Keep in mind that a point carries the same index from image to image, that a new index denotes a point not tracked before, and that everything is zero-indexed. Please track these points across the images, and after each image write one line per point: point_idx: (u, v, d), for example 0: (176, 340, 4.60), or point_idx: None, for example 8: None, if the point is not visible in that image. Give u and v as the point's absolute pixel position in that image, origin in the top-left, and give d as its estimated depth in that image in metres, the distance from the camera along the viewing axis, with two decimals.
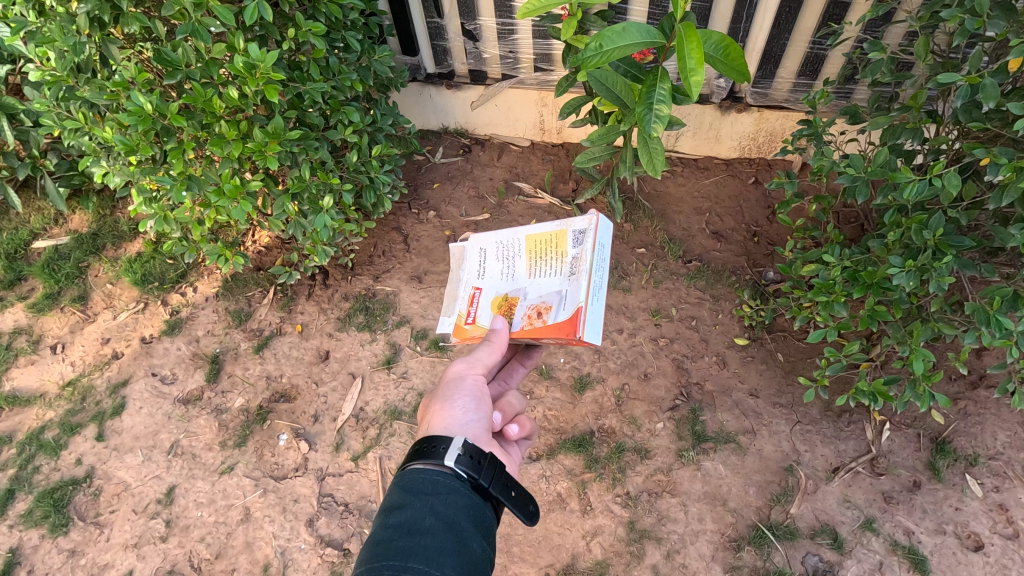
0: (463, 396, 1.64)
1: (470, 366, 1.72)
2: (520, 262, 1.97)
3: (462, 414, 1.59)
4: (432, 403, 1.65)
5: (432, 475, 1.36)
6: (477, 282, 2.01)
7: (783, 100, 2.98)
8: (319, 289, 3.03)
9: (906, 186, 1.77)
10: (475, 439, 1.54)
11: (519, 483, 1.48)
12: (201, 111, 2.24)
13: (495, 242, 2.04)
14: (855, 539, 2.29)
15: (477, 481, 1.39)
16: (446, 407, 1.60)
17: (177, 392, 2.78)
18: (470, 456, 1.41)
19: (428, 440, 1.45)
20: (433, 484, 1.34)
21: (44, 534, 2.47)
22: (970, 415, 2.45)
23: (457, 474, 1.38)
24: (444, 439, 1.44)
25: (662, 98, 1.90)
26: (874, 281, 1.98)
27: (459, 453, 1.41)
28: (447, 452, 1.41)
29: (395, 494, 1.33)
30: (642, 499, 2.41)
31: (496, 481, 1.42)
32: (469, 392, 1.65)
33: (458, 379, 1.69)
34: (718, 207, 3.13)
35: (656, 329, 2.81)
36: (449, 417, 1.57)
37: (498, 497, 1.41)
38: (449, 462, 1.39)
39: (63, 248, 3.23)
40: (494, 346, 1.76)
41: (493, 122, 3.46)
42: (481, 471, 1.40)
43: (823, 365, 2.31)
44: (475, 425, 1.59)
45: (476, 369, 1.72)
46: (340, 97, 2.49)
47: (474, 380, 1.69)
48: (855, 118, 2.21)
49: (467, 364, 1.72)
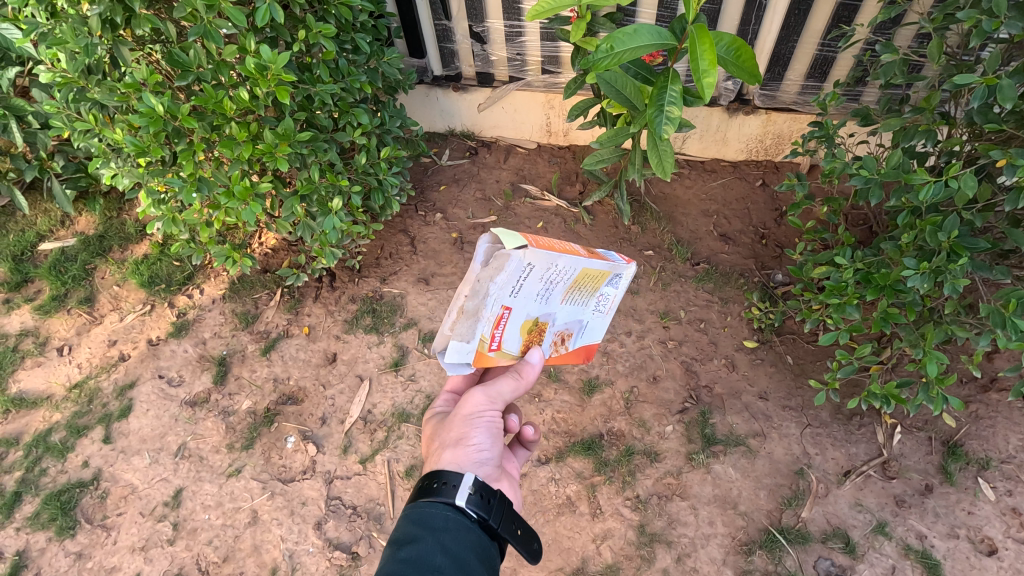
0: (478, 432, 1.60)
1: (489, 401, 1.63)
2: (564, 287, 1.48)
3: (476, 452, 1.57)
4: (447, 435, 1.62)
5: (442, 511, 1.36)
6: (510, 303, 1.39)
7: (791, 102, 2.98)
8: (326, 291, 3.02)
9: (922, 188, 1.77)
10: (487, 479, 1.54)
11: (525, 521, 1.48)
12: (211, 113, 2.24)
13: (547, 262, 1.37)
14: (867, 543, 2.28)
15: (485, 522, 1.38)
16: (461, 444, 1.57)
17: (184, 393, 2.78)
18: (480, 495, 1.40)
19: (439, 475, 1.43)
20: (443, 520, 1.34)
21: (51, 537, 2.46)
22: (981, 418, 2.44)
23: (468, 513, 1.37)
24: (454, 475, 1.42)
25: (673, 100, 1.89)
26: (887, 283, 1.98)
27: (469, 492, 1.39)
28: (457, 490, 1.39)
29: (404, 526, 1.33)
30: (652, 502, 2.40)
31: (504, 521, 1.42)
32: (485, 429, 1.62)
33: (474, 415, 1.62)
34: (726, 209, 3.13)
35: (665, 332, 2.80)
36: (464, 455, 1.55)
37: (504, 537, 1.41)
38: (459, 501, 1.38)
39: (70, 249, 3.22)
40: (518, 385, 1.62)
41: (500, 124, 3.46)
42: (490, 512, 1.39)
43: (834, 368, 2.30)
44: (488, 463, 1.58)
45: (495, 405, 1.64)
46: (349, 99, 2.49)
47: (491, 417, 1.64)
48: (867, 121, 2.21)
49: (486, 400, 1.63)
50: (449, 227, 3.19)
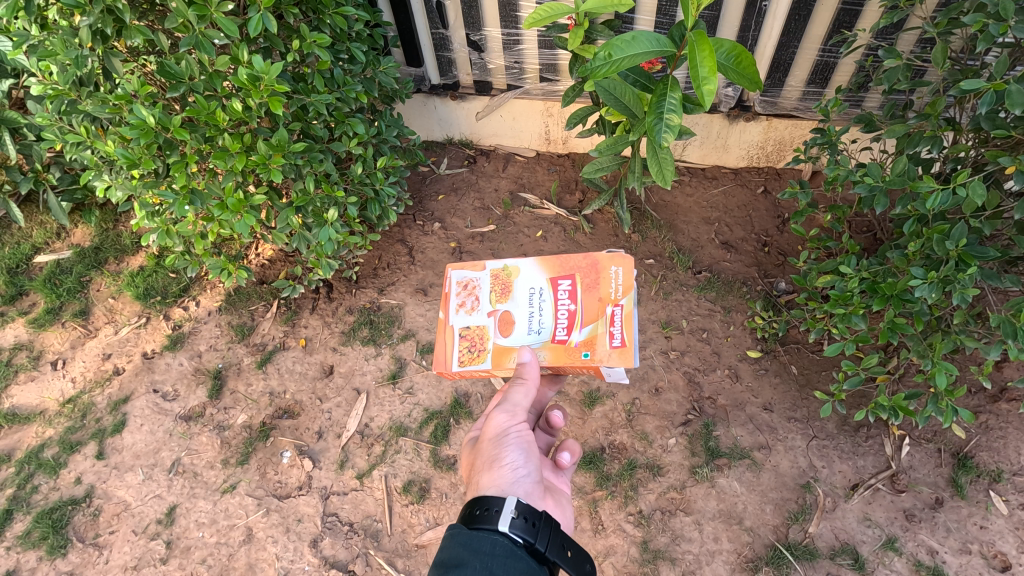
0: (510, 450, 1.60)
1: (511, 416, 1.67)
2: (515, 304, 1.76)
3: (512, 471, 1.56)
4: (481, 460, 1.61)
5: (488, 536, 1.33)
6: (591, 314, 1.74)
7: (792, 108, 2.93)
8: (323, 302, 2.98)
9: (929, 196, 1.74)
10: (528, 496, 1.52)
11: (576, 543, 1.43)
12: (204, 124, 2.22)
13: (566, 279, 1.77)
14: (877, 559, 2.23)
15: (532, 546, 1.35)
16: (496, 465, 1.57)
17: (178, 408, 2.73)
18: (525, 519, 1.37)
19: (483, 501, 1.41)
20: (491, 545, 1.32)
21: (42, 556, 2.42)
22: (992, 430, 2.38)
23: (514, 539, 1.35)
24: (496, 501, 1.41)
25: (673, 107, 1.86)
26: (893, 293, 1.92)
27: (513, 517, 1.37)
28: (500, 516, 1.37)
29: (451, 548, 1.31)
30: (655, 518, 2.35)
31: (553, 544, 1.38)
32: (517, 446, 1.62)
33: (503, 433, 1.64)
34: (728, 216, 3.09)
35: (667, 342, 2.75)
36: (502, 476, 1.54)
37: (554, 561, 1.37)
38: (504, 526, 1.35)
39: (66, 262, 3.19)
40: (529, 388, 1.66)
41: (499, 132, 3.44)
42: (537, 535, 1.36)
43: (839, 379, 2.25)
44: (526, 480, 1.57)
45: (519, 419, 1.67)
46: (344, 109, 2.47)
47: (520, 433, 1.65)
48: (870, 127, 2.17)
49: (508, 414, 1.67)
50: (448, 237, 3.15)
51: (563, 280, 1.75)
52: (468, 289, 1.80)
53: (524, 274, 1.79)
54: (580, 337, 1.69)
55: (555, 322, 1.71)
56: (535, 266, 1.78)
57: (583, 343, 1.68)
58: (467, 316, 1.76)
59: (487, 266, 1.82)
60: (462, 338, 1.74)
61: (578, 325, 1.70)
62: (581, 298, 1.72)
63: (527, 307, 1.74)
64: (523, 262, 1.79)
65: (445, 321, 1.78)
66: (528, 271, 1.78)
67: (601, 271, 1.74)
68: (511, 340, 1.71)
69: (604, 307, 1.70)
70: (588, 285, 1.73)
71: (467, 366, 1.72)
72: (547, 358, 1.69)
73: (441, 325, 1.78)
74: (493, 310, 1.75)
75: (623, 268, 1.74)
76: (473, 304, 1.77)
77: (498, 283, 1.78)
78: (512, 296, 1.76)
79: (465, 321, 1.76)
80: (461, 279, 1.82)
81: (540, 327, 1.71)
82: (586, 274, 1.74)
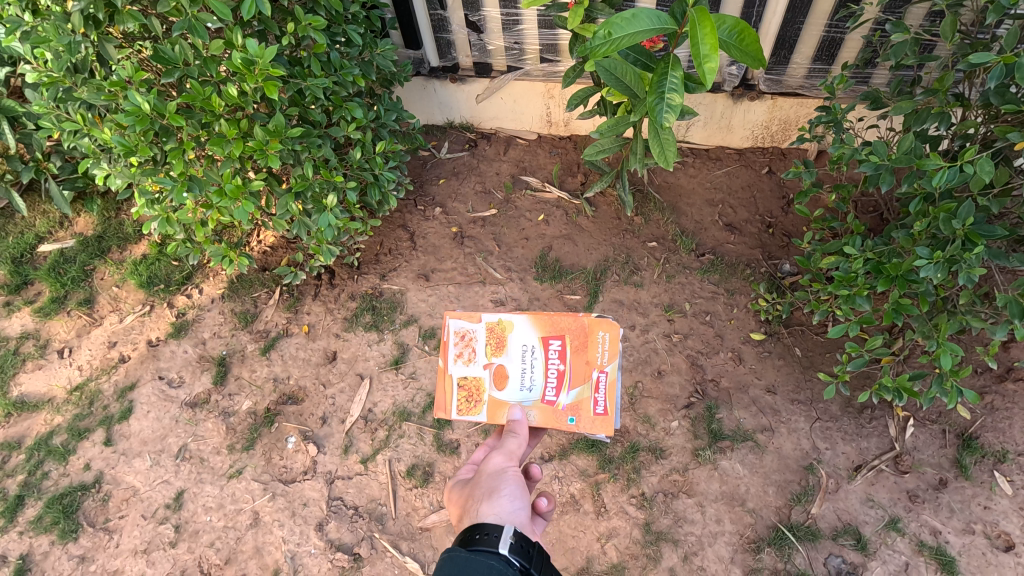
0: (507, 483, 1.64)
1: (508, 458, 1.74)
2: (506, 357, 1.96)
3: (509, 500, 1.58)
4: (478, 492, 1.63)
5: (486, 558, 1.33)
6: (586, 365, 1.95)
7: (797, 87, 2.89)
8: (325, 289, 2.98)
9: (936, 174, 1.69)
10: (526, 526, 1.54)
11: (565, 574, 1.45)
12: (200, 110, 2.19)
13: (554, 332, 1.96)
14: (880, 540, 2.23)
15: (527, 571, 1.36)
16: (495, 494, 1.60)
17: (185, 395, 2.76)
18: (522, 544, 1.39)
19: (481, 526, 1.43)
20: (488, 567, 1.31)
21: (54, 541, 2.46)
22: (998, 410, 2.37)
23: (510, 562, 1.35)
24: (494, 526, 1.42)
25: (674, 87, 1.82)
26: (898, 273, 1.89)
27: (513, 541, 1.38)
28: (499, 539, 1.38)
29: (448, 566, 1.30)
30: (658, 500, 2.36)
31: (545, 573, 1.40)
32: (513, 482, 1.65)
33: (501, 470, 1.69)
34: (731, 198, 3.06)
35: (669, 325, 2.74)
36: (500, 503, 1.56)
37: None
38: (503, 549, 1.36)
39: (69, 251, 3.20)
40: (522, 436, 1.81)
41: (500, 115, 3.39)
42: (531, 562, 1.38)
43: (843, 360, 2.24)
44: (522, 513, 1.58)
45: (515, 462, 1.73)
46: (342, 93, 2.44)
47: (515, 472, 1.69)
48: (877, 104, 2.13)
49: (505, 455, 1.74)
50: (449, 222, 3.13)
51: (553, 340, 1.95)
52: (465, 341, 1.98)
53: (517, 329, 1.97)
54: (567, 400, 1.93)
55: (545, 383, 1.94)
56: (528, 325, 1.96)
57: (569, 406, 1.92)
58: (465, 367, 1.97)
59: (484, 319, 1.98)
60: (461, 386, 1.98)
61: (566, 388, 1.94)
62: (569, 361, 1.94)
63: (520, 365, 1.95)
64: (516, 319, 1.96)
65: (446, 369, 1.99)
66: (520, 328, 1.96)
67: (590, 336, 1.94)
68: (503, 396, 1.96)
69: (590, 372, 1.93)
70: (576, 349, 1.94)
71: (466, 414, 1.99)
72: (535, 415, 1.93)
73: (442, 373, 1.99)
74: (489, 364, 1.96)
75: (610, 334, 1.93)
76: (470, 356, 1.97)
77: (493, 338, 1.97)
78: (506, 352, 1.96)
79: (462, 371, 1.98)
80: (459, 328, 1.99)
81: (530, 385, 1.95)
82: (575, 337, 1.94)
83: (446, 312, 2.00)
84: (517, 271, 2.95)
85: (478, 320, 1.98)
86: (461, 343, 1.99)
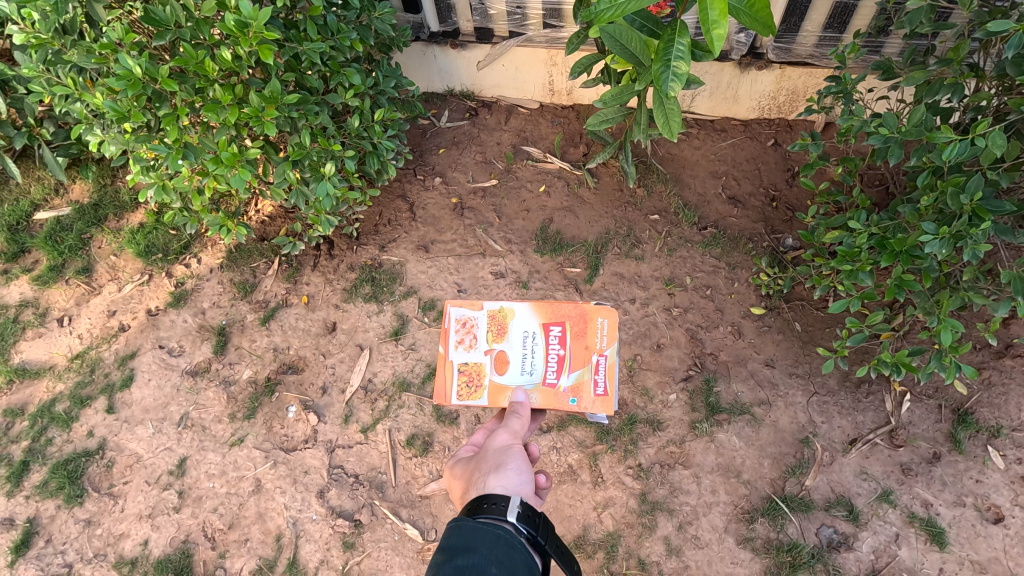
0: (512, 458, 1.65)
1: (512, 436, 1.75)
2: (507, 342, 1.98)
3: (515, 474, 1.59)
4: (483, 466, 1.63)
5: (494, 527, 1.35)
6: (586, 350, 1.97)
7: (807, 56, 2.81)
8: (324, 259, 2.96)
9: (946, 147, 1.65)
10: (531, 498, 1.56)
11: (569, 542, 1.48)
12: (194, 75, 2.14)
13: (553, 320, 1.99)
14: (872, 511, 2.27)
15: (533, 537, 1.40)
16: (502, 468, 1.61)
17: (185, 364, 2.77)
18: (528, 513, 1.41)
19: (488, 496, 1.44)
20: (496, 536, 1.33)
21: (60, 505, 2.50)
22: (994, 386, 2.38)
23: (517, 530, 1.38)
24: (501, 496, 1.44)
25: (681, 54, 1.77)
26: (902, 249, 1.87)
27: (519, 510, 1.40)
28: (507, 508, 1.40)
29: (456, 535, 1.33)
30: (654, 471, 2.39)
31: (550, 540, 1.43)
32: (518, 457, 1.66)
33: (505, 448, 1.70)
34: (735, 170, 3.02)
35: (670, 299, 2.73)
36: (506, 476, 1.57)
37: (550, 555, 1.42)
38: (510, 518, 1.38)
39: (65, 219, 3.17)
40: (525, 415, 1.82)
41: (501, 83, 3.32)
42: (537, 530, 1.41)
43: (843, 335, 2.24)
44: (526, 487, 1.59)
45: (519, 439, 1.75)
46: (339, 58, 2.38)
47: (519, 449, 1.71)
48: (888, 74, 2.07)
49: (510, 432, 1.75)
50: (449, 192, 3.09)
51: (553, 326, 1.98)
52: (466, 328, 2.00)
53: (518, 316, 2.00)
54: (568, 383, 1.93)
55: (545, 366, 1.94)
56: (528, 311, 1.99)
57: (570, 388, 1.92)
58: (466, 353, 1.97)
59: (486, 307, 2.01)
60: (461, 371, 1.96)
61: (566, 371, 1.94)
62: (569, 345, 1.96)
63: (520, 350, 1.97)
64: (517, 305, 2.00)
65: (446, 355, 1.99)
66: (520, 314, 1.99)
67: (589, 321, 1.97)
68: (504, 380, 1.94)
69: (589, 355, 1.94)
70: (575, 333, 1.96)
71: (467, 399, 1.95)
72: (536, 396, 1.92)
73: (442, 359, 1.98)
74: (490, 349, 1.97)
75: (609, 319, 1.96)
76: (471, 342, 1.98)
77: (494, 324, 2.00)
78: (506, 337, 1.98)
79: (463, 357, 1.97)
80: (460, 317, 2.02)
81: (531, 368, 1.94)
82: (575, 322, 1.97)
83: (447, 301, 2.04)
84: (518, 243, 2.93)
85: (480, 307, 2.02)
86: (462, 331, 2.00)
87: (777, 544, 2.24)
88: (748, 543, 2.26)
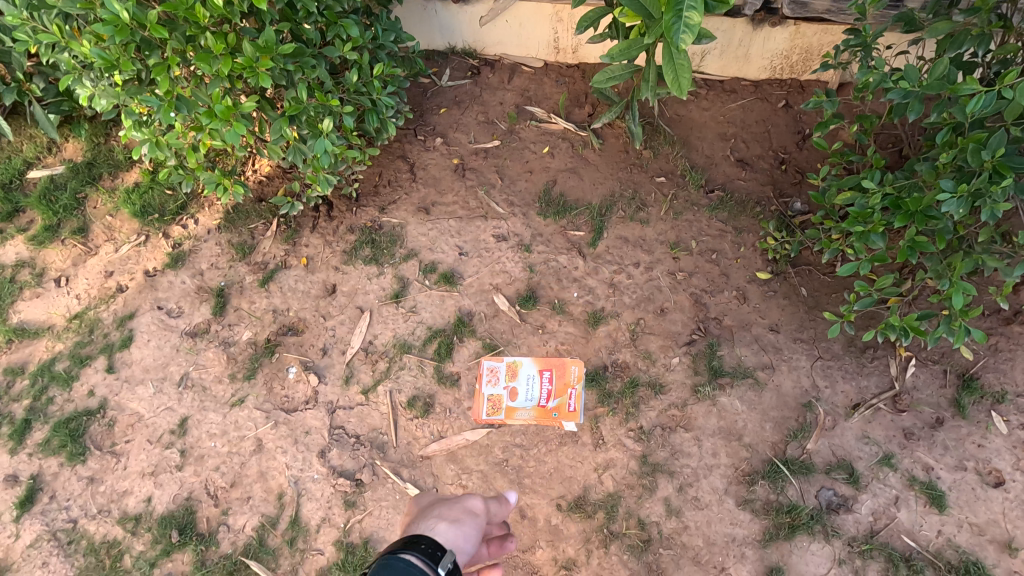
0: (470, 521, 1.57)
1: (455, 513, 1.59)
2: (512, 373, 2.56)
3: (459, 534, 1.48)
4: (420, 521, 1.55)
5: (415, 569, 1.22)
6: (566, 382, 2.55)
7: (824, 11, 2.67)
8: (324, 221, 2.90)
9: (971, 100, 1.58)
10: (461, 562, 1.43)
11: None
12: (184, 22, 2.05)
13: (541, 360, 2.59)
14: (872, 474, 2.28)
15: None
16: (460, 520, 1.56)
17: (184, 325, 2.74)
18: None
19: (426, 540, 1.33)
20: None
21: (62, 463, 2.52)
22: (1001, 351, 2.36)
23: None
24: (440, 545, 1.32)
25: (693, 4, 1.69)
26: (918, 209, 1.81)
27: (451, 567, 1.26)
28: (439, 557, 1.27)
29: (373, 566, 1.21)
30: (655, 433, 2.39)
31: None
32: (464, 522, 1.55)
33: (471, 513, 1.63)
34: (745, 132, 2.94)
35: (674, 263, 2.69)
36: (460, 533, 1.49)
37: None
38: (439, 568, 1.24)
39: (60, 177, 3.09)
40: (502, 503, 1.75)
41: (504, 40, 3.19)
42: None
43: (851, 300, 2.20)
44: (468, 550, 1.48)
45: (460, 524, 1.54)
46: (336, 8, 2.28)
47: (464, 520, 1.56)
48: (911, 26, 1.97)
49: (446, 517, 1.55)
50: (451, 153, 3.01)
51: (546, 369, 2.54)
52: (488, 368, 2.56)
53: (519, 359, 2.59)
54: (553, 402, 2.49)
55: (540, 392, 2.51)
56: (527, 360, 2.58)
57: (555, 405, 2.48)
58: (490, 385, 2.54)
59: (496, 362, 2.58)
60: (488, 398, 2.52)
61: (553, 395, 2.50)
62: (554, 376, 2.53)
63: (522, 380, 2.55)
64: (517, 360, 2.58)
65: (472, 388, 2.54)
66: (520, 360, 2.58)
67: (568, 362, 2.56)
68: (514, 402, 2.52)
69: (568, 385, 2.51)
70: (559, 370, 2.54)
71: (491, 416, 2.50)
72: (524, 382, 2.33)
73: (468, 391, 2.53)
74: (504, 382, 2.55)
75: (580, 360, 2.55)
76: (493, 377, 2.55)
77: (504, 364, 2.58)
78: (514, 372, 2.56)
79: (487, 388, 2.54)
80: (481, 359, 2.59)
81: (531, 394, 2.52)
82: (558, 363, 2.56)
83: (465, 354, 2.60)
84: (520, 206, 2.87)
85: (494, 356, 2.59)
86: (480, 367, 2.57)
87: (777, 506, 2.25)
88: (748, 505, 2.27)
